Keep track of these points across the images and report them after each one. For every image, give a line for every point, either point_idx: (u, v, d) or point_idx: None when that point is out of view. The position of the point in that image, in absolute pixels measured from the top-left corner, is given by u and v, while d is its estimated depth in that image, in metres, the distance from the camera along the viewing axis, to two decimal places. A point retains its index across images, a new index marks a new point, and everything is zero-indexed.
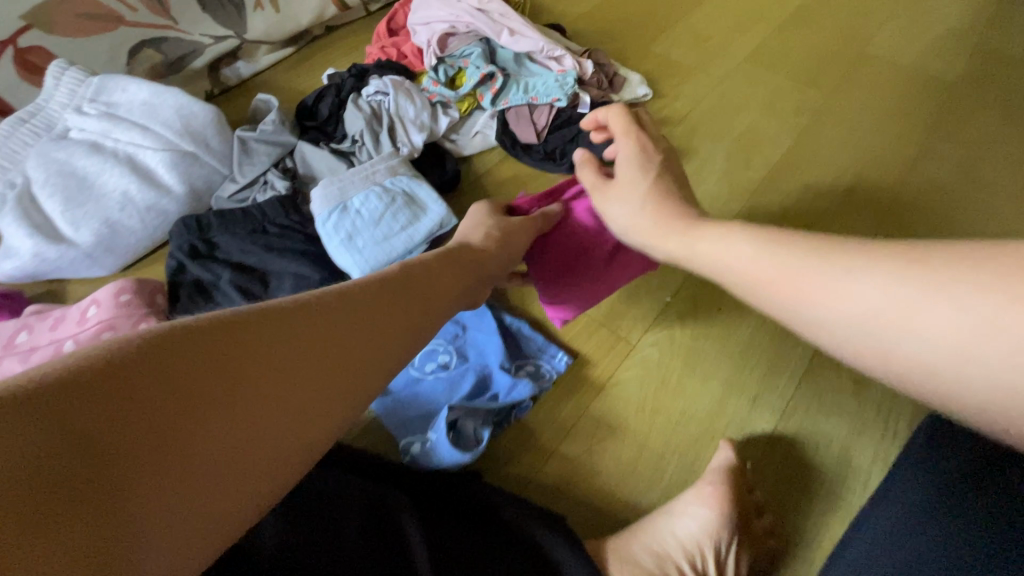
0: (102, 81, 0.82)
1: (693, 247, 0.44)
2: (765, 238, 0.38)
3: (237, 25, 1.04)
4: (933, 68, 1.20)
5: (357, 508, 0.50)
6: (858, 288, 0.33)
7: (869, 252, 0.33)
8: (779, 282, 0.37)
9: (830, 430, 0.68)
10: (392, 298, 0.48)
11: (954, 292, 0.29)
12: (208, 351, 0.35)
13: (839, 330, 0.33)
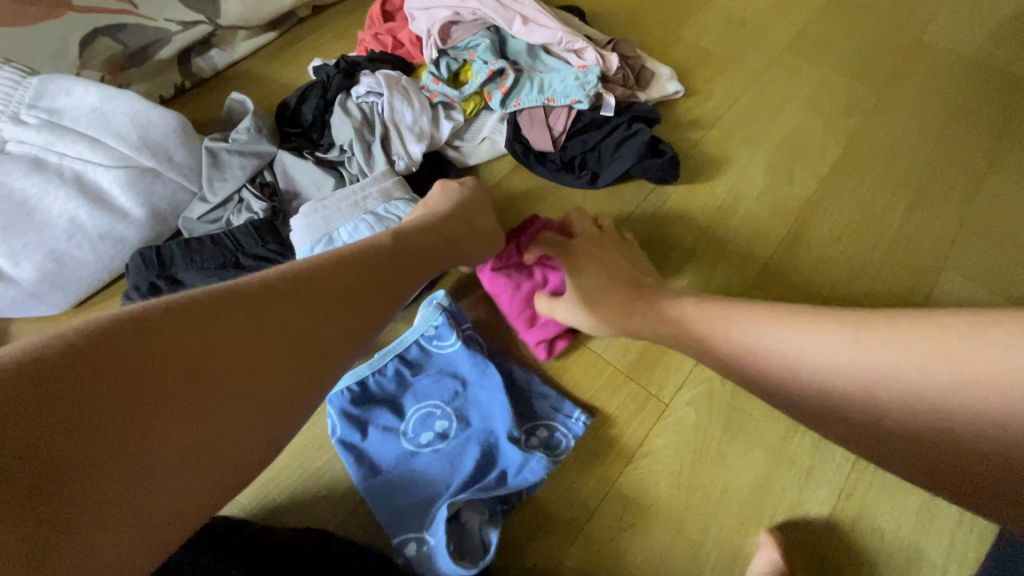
0: (41, 83, 0.69)
1: (708, 311, 0.53)
2: (778, 321, 0.49)
3: (210, 11, 0.90)
4: (1001, 60, 1.06)
5: None
6: (851, 347, 0.44)
7: (849, 323, 0.45)
8: (785, 345, 0.47)
9: (892, 514, 0.59)
10: (372, 276, 0.46)
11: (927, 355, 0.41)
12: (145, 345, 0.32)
13: (842, 383, 0.44)
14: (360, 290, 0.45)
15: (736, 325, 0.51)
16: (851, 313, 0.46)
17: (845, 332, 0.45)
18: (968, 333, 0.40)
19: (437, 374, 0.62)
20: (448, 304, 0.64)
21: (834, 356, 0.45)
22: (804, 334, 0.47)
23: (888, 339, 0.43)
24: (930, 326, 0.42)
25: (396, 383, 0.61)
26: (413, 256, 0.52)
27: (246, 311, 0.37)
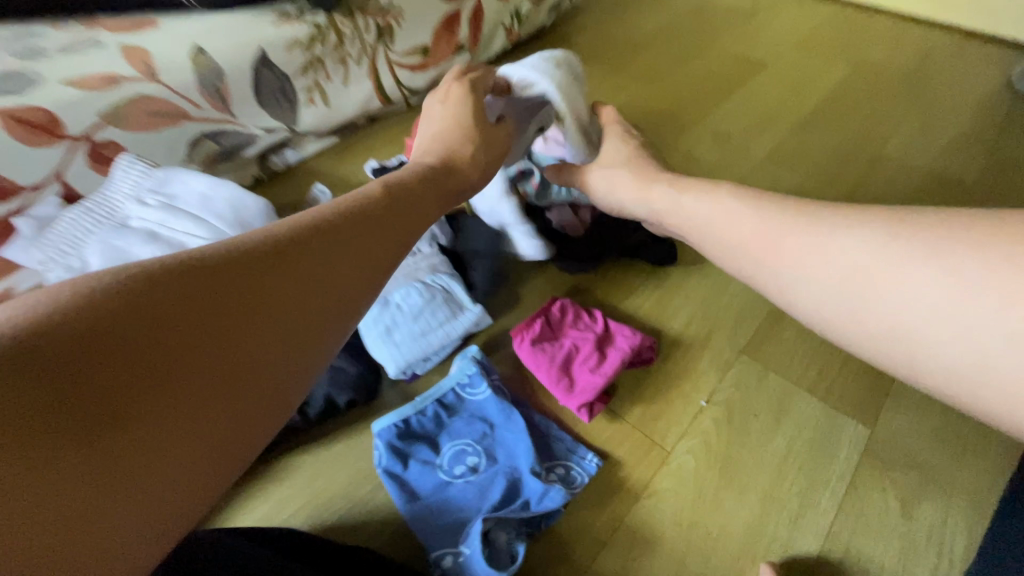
0: (164, 175, 0.88)
1: (681, 207, 0.58)
2: (739, 218, 0.51)
3: (290, 119, 1.12)
4: (952, 172, 1.24)
5: None
6: (828, 255, 0.43)
7: (832, 222, 0.44)
8: (779, 241, 0.47)
9: (876, 552, 0.65)
10: (341, 235, 0.42)
11: (932, 270, 0.38)
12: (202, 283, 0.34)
13: (812, 297, 0.45)
14: (367, 227, 0.44)
15: (725, 213, 0.53)
16: (831, 214, 0.45)
17: (833, 231, 0.44)
18: (933, 252, 0.38)
19: (469, 417, 0.72)
20: (480, 356, 0.75)
21: (845, 257, 0.42)
22: (757, 227, 0.49)
23: (865, 239, 0.42)
24: (906, 243, 0.40)
25: (434, 423, 0.71)
26: (404, 205, 0.50)
27: (246, 302, 0.35)
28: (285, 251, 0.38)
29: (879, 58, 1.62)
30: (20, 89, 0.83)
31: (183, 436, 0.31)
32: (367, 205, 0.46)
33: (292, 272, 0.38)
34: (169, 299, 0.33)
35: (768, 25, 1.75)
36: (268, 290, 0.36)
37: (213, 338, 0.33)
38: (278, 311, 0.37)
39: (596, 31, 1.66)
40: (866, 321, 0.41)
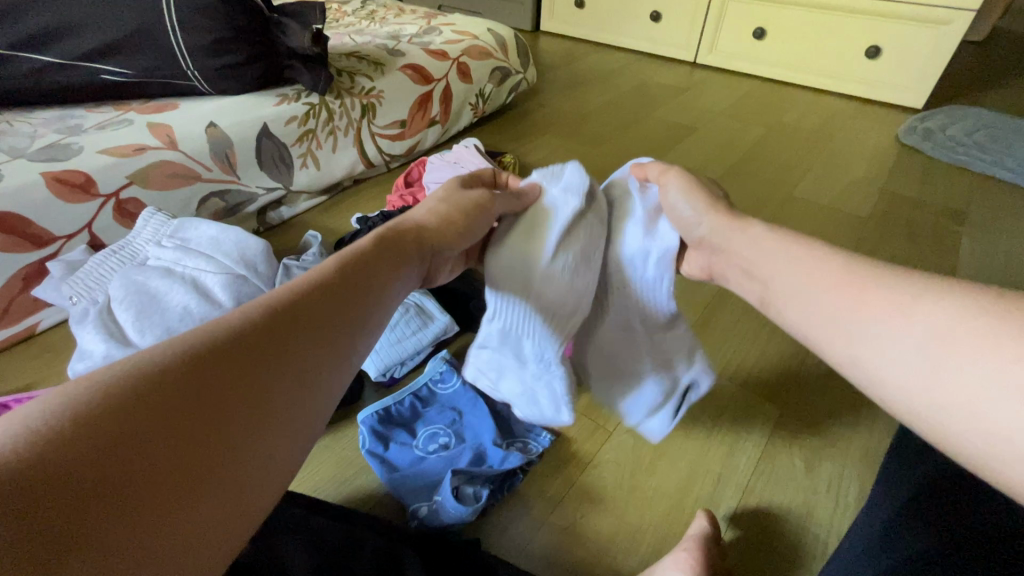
0: (180, 223, 1.04)
1: (766, 250, 0.60)
2: (823, 272, 0.53)
3: (285, 180, 1.30)
4: (852, 207, 1.46)
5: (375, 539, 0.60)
6: (908, 320, 0.44)
7: (920, 288, 0.45)
8: (857, 307, 0.48)
9: (787, 501, 0.77)
10: (300, 304, 0.45)
11: (988, 352, 0.38)
12: (164, 382, 0.36)
13: (876, 359, 0.46)
14: (334, 294, 0.48)
15: (828, 271, 0.53)
16: (925, 278, 0.46)
17: (904, 305, 0.45)
18: (1008, 338, 0.38)
19: (441, 407, 0.84)
20: (449, 357, 0.89)
21: (921, 332, 0.43)
22: (839, 277, 0.51)
23: (946, 311, 0.42)
24: (982, 314, 0.40)
25: (411, 412, 0.83)
26: (373, 268, 0.53)
27: (209, 382, 0.37)
28: (254, 332, 0.42)
29: (791, 122, 1.91)
30: (63, 157, 1.01)
31: (162, 509, 0.32)
32: (342, 273, 0.50)
33: (262, 349, 0.41)
34: (143, 387, 0.35)
35: (696, 99, 2.06)
36: (244, 368, 0.39)
37: (184, 415, 0.35)
38: (251, 384, 0.39)
39: (549, 108, 1.94)
40: (922, 390, 0.42)
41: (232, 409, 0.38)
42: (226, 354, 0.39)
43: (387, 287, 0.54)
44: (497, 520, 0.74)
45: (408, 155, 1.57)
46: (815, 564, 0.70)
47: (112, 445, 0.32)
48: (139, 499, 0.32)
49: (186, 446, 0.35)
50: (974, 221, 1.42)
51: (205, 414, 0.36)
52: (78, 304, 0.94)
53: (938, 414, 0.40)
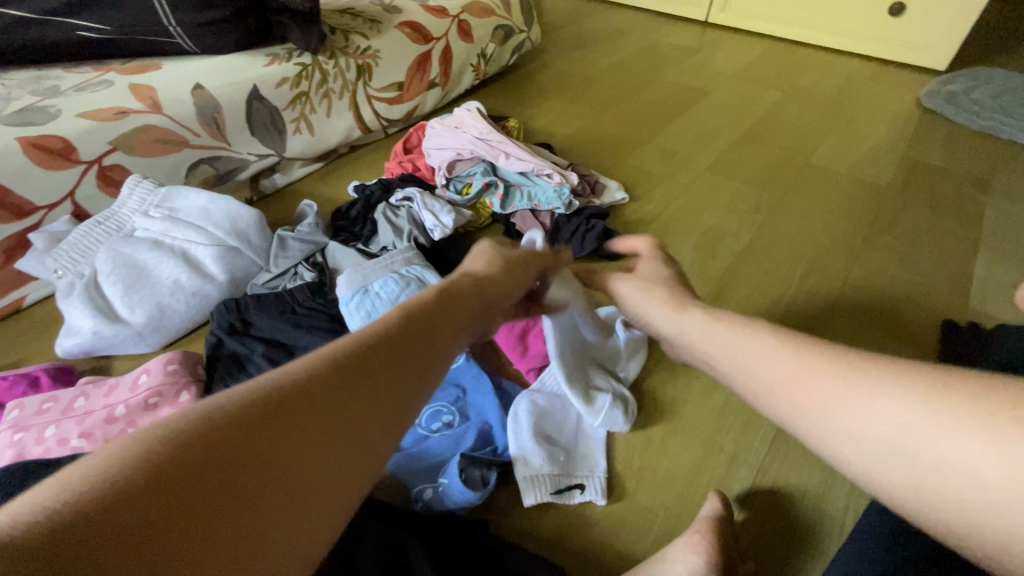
0: (167, 191, 0.98)
1: (720, 333, 0.58)
2: (785, 352, 0.51)
3: (279, 146, 1.24)
4: (871, 175, 1.40)
5: (379, 530, 0.57)
6: (867, 405, 0.42)
7: (880, 372, 0.43)
8: (807, 391, 0.47)
9: (803, 481, 0.74)
10: (381, 349, 0.44)
11: (970, 448, 0.36)
12: (261, 423, 0.36)
13: (843, 443, 0.44)
14: (405, 340, 0.46)
15: (764, 348, 0.53)
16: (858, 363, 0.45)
17: (862, 382, 0.44)
18: (990, 426, 0.36)
19: (444, 383, 0.80)
20: None
21: (891, 418, 0.41)
22: (797, 366, 0.49)
23: (901, 403, 0.41)
24: (947, 402, 0.38)
25: None
26: (442, 312, 0.51)
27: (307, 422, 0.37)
28: (329, 373, 0.40)
29: (807, 85, 1.82)
30: (40, 121, 0.94)
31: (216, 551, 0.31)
32: (416, 319, 0.49)
33: (334, 394, 0.40)
34: (242, 428, 0.35)
35: (708, 60, 1.96)
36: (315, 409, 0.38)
37: (278, 465, 0.35)
38: (319, 428, 0.38)
39: (554, 70, 1.85)
40: (907, 483, 0.39)
41: (323, 457, 0.37)
42: (317, 396, 0.39)
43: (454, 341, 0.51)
44: (503, 502, 0.72)
45: (407, 120, 1.49)
46: (831, 547, 0.68)
47: (211, 496, 0.32)
48: (196, 542, 0.30)
49: (277, 499, 0.35)
50: (998, 189, 1.36)
51: (298, 463, 0.36)
52: (64, 278, 0.90)
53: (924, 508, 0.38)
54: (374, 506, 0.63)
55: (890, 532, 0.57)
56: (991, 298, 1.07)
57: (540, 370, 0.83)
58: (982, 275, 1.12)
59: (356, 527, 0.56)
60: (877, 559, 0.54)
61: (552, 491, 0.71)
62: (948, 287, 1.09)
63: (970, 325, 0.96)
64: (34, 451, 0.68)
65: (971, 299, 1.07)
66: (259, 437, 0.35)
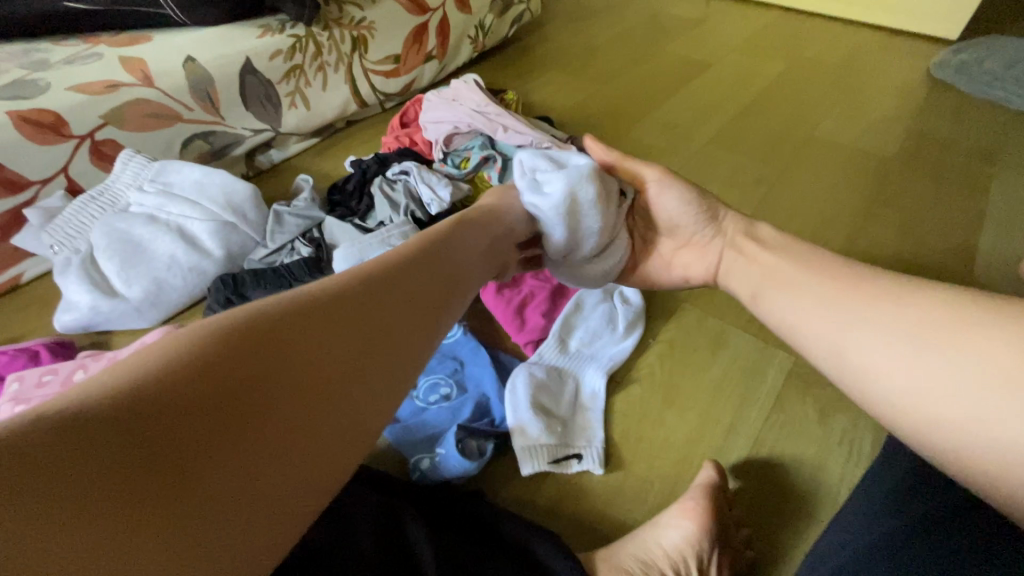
0: (161, 165, 0.97)
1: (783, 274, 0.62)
2: (840, 302, 0.53)
3: (274, 121, 1.22)
4: (877, 147, 1.37)
5: (377, 498, 0.57)
6: (902, 314, 0.47)
7: (914, 296, 0.48)
8: (836, 327, 0.52)
9: (799, 450, 0.74)
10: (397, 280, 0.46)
11: (983, 352, 0.40)
12: (280, 336, 0.37)
13: (866, 369, 0.47)
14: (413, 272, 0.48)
15: (805, 281, 0.59)
16: (909, 289, 0.49)
17: (898, 309, 0.48)
18: (995, 325, 0.41)
19: (442, 356, 0.80)
20: None
21: (902, 358, 0.45)
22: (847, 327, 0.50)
23: (936, 315, 0.45)
24: (977, 324, 0.42)
25: None
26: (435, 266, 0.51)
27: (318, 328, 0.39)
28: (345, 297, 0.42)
29: (814, 56, 1.78)
30: (29, 95, 0.93)
31: (304, 403, 0.35)
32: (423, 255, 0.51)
33: (379, 294, 0.44)
34: (256, 334, 0.36)
35: (713, 31, 1.91)
36: (293, 361, 0.36)
37: (290, 363, 0.36)
38: (337, 339, 0.39)
39: (554, 42, 1.81)
40: (908, 392, 0.43)
41: (334, 363, 0.38)
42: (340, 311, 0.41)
43: (471, 264, 0.56)
44: (500, 473, 0.72)
45: (404, 93, 1.47)
46: (825, 514, 0.69)
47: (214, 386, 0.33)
48: (271, 394, 0.34)
49: (298, 398, 0.35)
50: (1006, 161, 1.34)
51: (314, 359, 0.37)
52: (60, 254, 0.90)
53: (921, 423, 0.42)
54: (372, 478, 0.63)
55: (884, 498, 0.58)
56: (996, 270, 1.06)
57: (538, 343, 0.83)
58: (987, 247, 1.11)
59: (356, 496, 0.57)
60: (869, 529, 0.54)
61: (549, 461, 0.71)
62: (952, 259, 1.08)
63: (972, 297, 0.95)
64: (36, 423, 0.69)
65: (975, 271, 1.06)
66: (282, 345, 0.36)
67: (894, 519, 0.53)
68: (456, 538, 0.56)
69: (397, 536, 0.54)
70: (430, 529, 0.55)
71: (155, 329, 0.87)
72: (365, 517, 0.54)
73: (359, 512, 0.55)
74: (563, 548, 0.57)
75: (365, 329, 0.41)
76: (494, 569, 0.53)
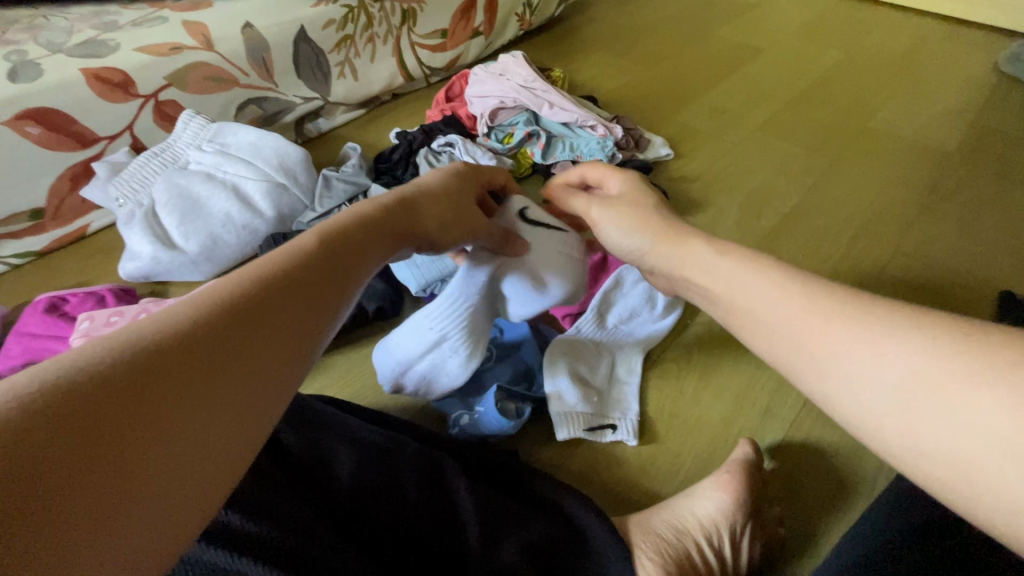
0: (218, 127, 1.01)
1: (721, 268, 0.47)
2: (793, 301, 0.40)
3: (323, 90, 1.25)
4: (935, 140, 1.32)
5: (422, 450, 0.59)
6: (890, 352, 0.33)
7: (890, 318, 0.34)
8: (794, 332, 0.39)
9: (837, 437, 0.74)
10: (313, 267, 0.40)
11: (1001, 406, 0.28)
12: (172, 336, 0.31)
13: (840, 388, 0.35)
14: (327, 254, 0.42)
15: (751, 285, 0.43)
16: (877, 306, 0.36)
17: (887, 332, 0.34)
18: (1001, 375, 0.28)
19: None
20: None
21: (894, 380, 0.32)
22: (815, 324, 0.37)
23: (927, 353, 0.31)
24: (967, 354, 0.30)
25: None
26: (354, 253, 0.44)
27: (221, 322, 0.33)
28: (253, 290, 0.36)
29: (873, 44, 1.71)
30: (100, 54, 0.97)
31: (196, 409, 0.30)
32: (344, 235, 0.44)
33: (286, 282, 0.38)
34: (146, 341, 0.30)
35: (766, 16, 1.85)
36: (190, 361, 0.31)
37: (180, 362, 0.30)
38: (239, 335, 0.34)
39: (601, 22, 1.78)
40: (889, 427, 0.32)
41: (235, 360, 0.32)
42: (245, 305, 0.35)
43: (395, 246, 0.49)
44: (533, 435, 0.74)
45: (449, 69, 1.47)
46: (860, 500, 0.68)
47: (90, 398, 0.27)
48: (159, 397, 0.29)
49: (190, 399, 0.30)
50: None
51: (211, 356, 0.32)
52: (124, 207, 0.95)
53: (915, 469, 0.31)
54: (414, 430, 0.65)
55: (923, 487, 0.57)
56: None
57: (576, 317, 0.84)
58: None
59: (401, 445, 0.59)
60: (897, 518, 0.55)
61: (584, 429, 0.72)
62: (1010, 259, 1.04)
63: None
64: None
65: None
66: (174, 344, 0.31)
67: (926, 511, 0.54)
68: (496, 495, 0.57)
69: (440, 486, 0.56)
70: (470, 484, 0.57)
71: (209, 282, 0.92)
72: (410, 465, 0.56)
73: (404, 460, 0.57)
74: (604, 517, 0.58)
75: (272, 316, 0.36)
76: (531, 522, 0.55)
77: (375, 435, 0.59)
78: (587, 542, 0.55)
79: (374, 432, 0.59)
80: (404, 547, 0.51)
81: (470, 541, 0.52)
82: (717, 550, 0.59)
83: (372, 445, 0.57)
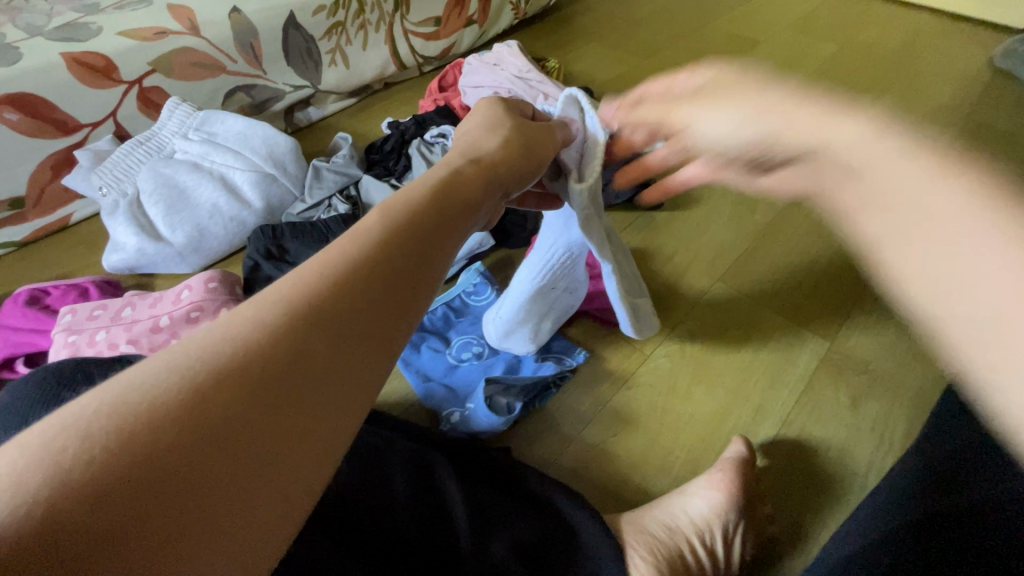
0: (206, 114, 0.98)
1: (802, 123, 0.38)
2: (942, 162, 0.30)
3: (313, 78, 1.22)
4: None
5: (414, 451, 0.58)
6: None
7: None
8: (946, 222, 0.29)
9: (828, 434, 0.74)
10: (423, 230, 0.38)
11: None
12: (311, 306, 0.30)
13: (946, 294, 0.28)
14: (436, 217, 0.39)
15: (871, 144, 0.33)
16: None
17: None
18: None
19: (475, 319, 0.81)
20: (484, 270, 0.84)
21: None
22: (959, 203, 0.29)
23: None
24: None
25: (443, 322, 0.81)
26: (421, 244, 0.37)
27: (350, 293, 0.31)
28: (373, 255, 0.34)
29: (869, 38, 1.70)
30: (82, 37, 0.94)
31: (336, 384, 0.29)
32: (445, 197, 0.41)
33: (403, 247, 0.35)
34: (285, 315, 0.29)
35: (763, 9, 1.84)
36: (330, 335, 0.29)
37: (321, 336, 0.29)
38: (368, 303, 0.32)
39: (596, 12, 1.75)
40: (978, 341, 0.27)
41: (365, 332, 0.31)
42: (374, 273, 0.33)
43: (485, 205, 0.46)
44: (525, 433, 0.74)
45: (442, 57, 1.45)
46: (849, 498, 0.68)
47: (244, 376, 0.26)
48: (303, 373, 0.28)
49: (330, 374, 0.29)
50: None
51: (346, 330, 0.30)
52: (108, 196, 0.92)
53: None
54: (399, 428, 0.64)
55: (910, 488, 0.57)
56: None
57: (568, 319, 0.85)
58: None
59: (393, 446, 0.57)
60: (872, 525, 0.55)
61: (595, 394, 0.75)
62: None
63: None
64: (87, 353, 0.72)
65: None
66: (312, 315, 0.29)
67: (904, 513, 0.53)
68: (488, 495, 0.56)
69: (431, 486, 0.55)
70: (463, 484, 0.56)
71: (196, 274, 0.90)
72: (403, 465, 0.55)
73: (400, 460, 0.56)
74: (597, 516, 0.57)
75: (397, 284, 0.33)
76: (520, 519, 0.55)
77: (376, 436, 0.58)
78: (577, 541, 0.55)
79: (371, 434, 0.58)
80: (404, 553, 0.51)
81: (462, 540, 0.51)
82: (708, 549, 0.59)
83: (368, 446, 0.56)
